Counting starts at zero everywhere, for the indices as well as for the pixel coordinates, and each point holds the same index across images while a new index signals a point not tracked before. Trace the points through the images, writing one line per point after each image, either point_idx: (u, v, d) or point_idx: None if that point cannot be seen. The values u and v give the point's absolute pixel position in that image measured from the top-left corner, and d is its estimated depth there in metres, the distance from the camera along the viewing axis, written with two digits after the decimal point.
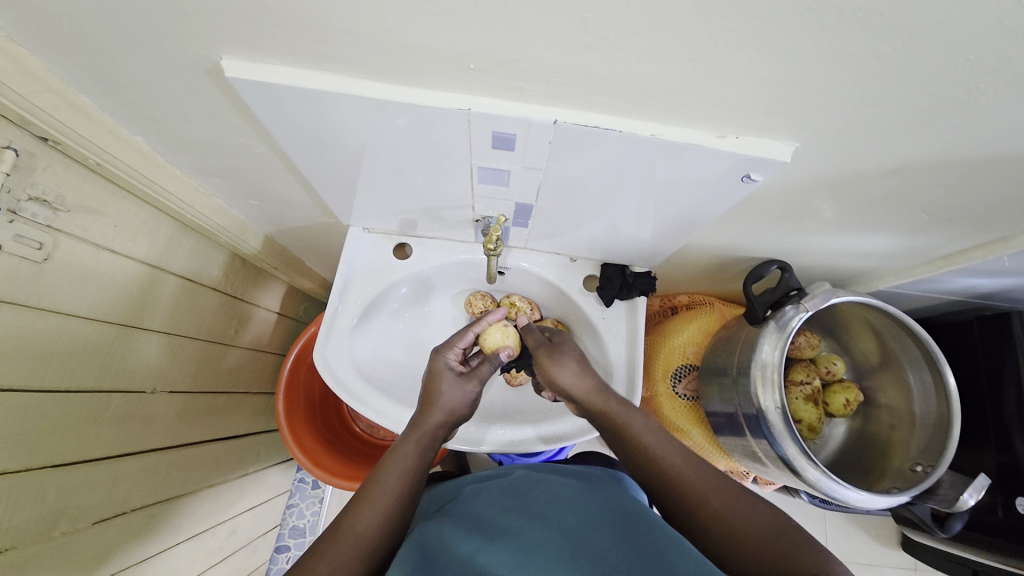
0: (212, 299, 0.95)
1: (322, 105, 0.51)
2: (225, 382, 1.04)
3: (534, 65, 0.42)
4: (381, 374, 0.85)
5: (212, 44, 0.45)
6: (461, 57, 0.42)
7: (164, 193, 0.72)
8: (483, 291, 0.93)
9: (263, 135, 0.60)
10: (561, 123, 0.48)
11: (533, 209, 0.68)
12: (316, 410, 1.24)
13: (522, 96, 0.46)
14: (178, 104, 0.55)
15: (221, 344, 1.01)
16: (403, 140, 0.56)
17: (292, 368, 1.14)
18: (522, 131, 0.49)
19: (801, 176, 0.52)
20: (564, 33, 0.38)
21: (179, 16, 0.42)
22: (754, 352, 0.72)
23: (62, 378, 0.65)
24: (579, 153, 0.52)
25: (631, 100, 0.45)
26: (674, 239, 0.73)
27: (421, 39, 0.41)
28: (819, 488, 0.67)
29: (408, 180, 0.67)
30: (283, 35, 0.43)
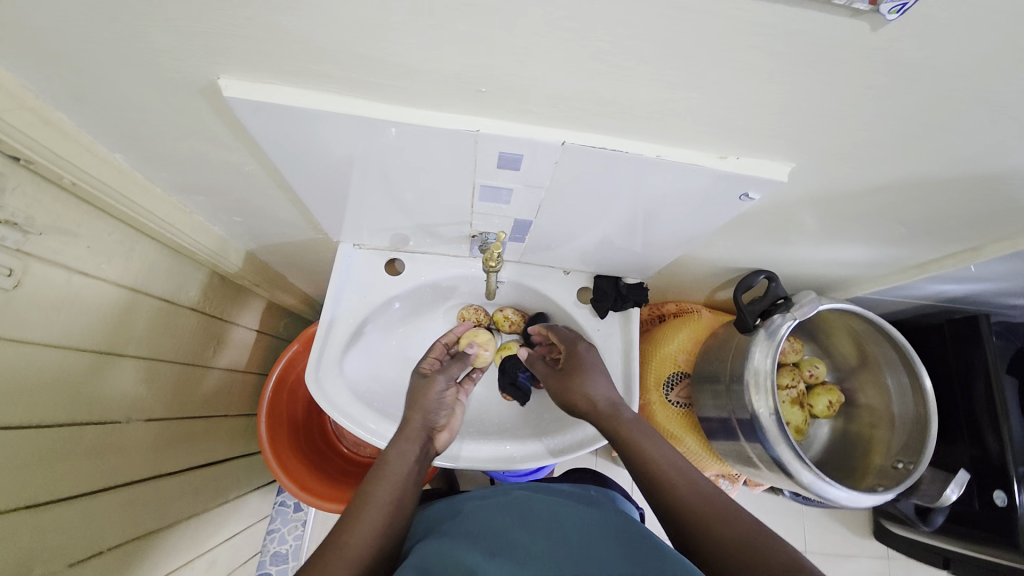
0: (189, 320, 0.91)
1: (325, 125, 0.50)
2: (203, 406, 0.99)
3: (545, 88, 0.42)
4: (376, 394, 0.83)
5: (210, 64, 0.44)
6: (473, 81, 0.43)
7: (143, 212, 0.69)
8: (476, 304, 0.93)
9: (256, 154, 0.58)
10: (569, 144, 0.48)
11: (532, 225, 0.69)
12: (299, 431, 1.19)
13: (531, 118, 0.47)
14: (166, 122, 0.53)
15: (199, 366, 0.96)
16: (406, 159, 0.55)
17: (275, 387, 1.09)
18: (529, 151, 0.50)
19: (793, 193, 0.55)
20: (580, 60, 0.38)
21: (179, 35, 0.40)
22: (746, 359, 0.74)
23: (32, 412, 0.60)
24: (584, 171, 0.53)
25: (637, 123, 0.46)
26: (668, 252, 0.75)
27: (434, 63, 0.41)
28: (811, 489, 0.70)
29: (406, 198, 0.66)
30: (290, 57, 0.42)
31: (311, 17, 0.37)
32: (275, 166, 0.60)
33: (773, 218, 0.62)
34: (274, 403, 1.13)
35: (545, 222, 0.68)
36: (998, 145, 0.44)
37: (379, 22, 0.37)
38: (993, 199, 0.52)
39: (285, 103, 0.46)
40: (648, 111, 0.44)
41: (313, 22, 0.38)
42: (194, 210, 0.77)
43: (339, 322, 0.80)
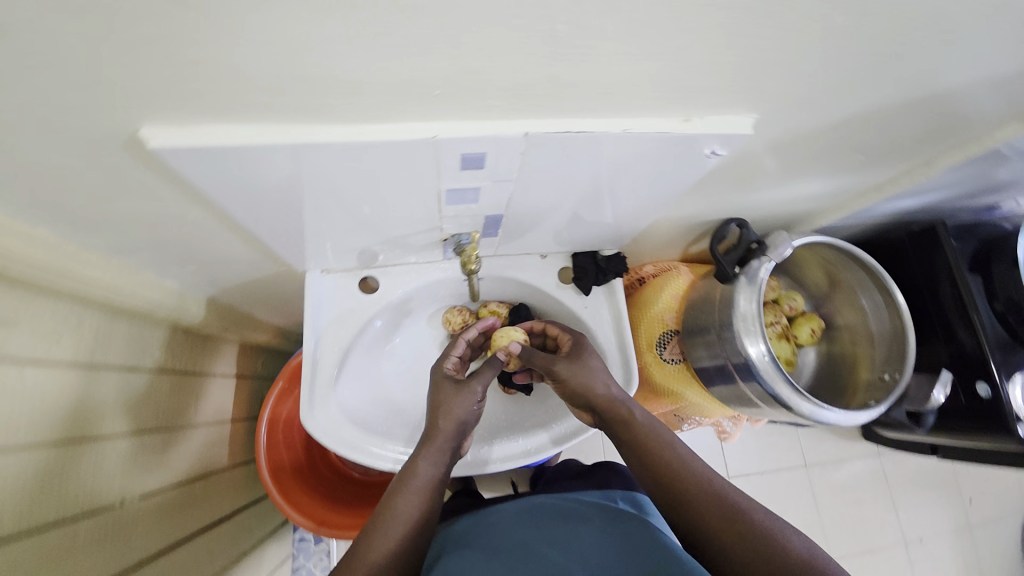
0: (160, 382, 0.85)
1: (271, 158, 0.46)
2: (197, 466, 0.94)
3: (503, 82, 0.40)
4: (377, 418, 0.81)
5: (130, 114, 0.39)
6: (425, 85, 0.40)
7: (86, 284, 0.63)
8: (460, 305, 0.91)
9: (199, 199, 0.53)
10: (533, 134, 0.47)
11: (505, 218, 0.67)
12: (304, 468, 1.15)
13: (491, 113, 0.45)
14: (90, 183, 0.47)
15: (182, 428, 0.91)
16: (363, 177, 0.52)
17: (267, 430, 1.05)
18: (494, 147, 0.48)
19: (757, 142, 0.55)
20: (535, 46, 0.36)
21: (88, 89, 0.36)
22: (732, 307, 0.76)
23: (19, 522, 0.55)
24: (552, 157, 0.52)
25: (599, 102, 0.44)
26: (640, 217, 0.75)
27: (381, 73, 0.38)
28: (811, 417, 0.73)
29: (368, 214, 0.63)
30: (221, 93, 0.38)
31: (239, 48, 0.34)
32: (224, 208, 0.56)
33: (739, 169, 0.63)
34: (270, 445, 1.08)
35: (517, 212, 0.66)
36: (945, 64, 0.45)
37: (316, 40, 0.34)
38: (940, 115, 0.54)
39: (225, 143, 0.43)
40: (610, 88, 0.43)
41: (241, 51, 0.34)
42: (141, 268, 0.72)
43: (323, 355, 0.77)
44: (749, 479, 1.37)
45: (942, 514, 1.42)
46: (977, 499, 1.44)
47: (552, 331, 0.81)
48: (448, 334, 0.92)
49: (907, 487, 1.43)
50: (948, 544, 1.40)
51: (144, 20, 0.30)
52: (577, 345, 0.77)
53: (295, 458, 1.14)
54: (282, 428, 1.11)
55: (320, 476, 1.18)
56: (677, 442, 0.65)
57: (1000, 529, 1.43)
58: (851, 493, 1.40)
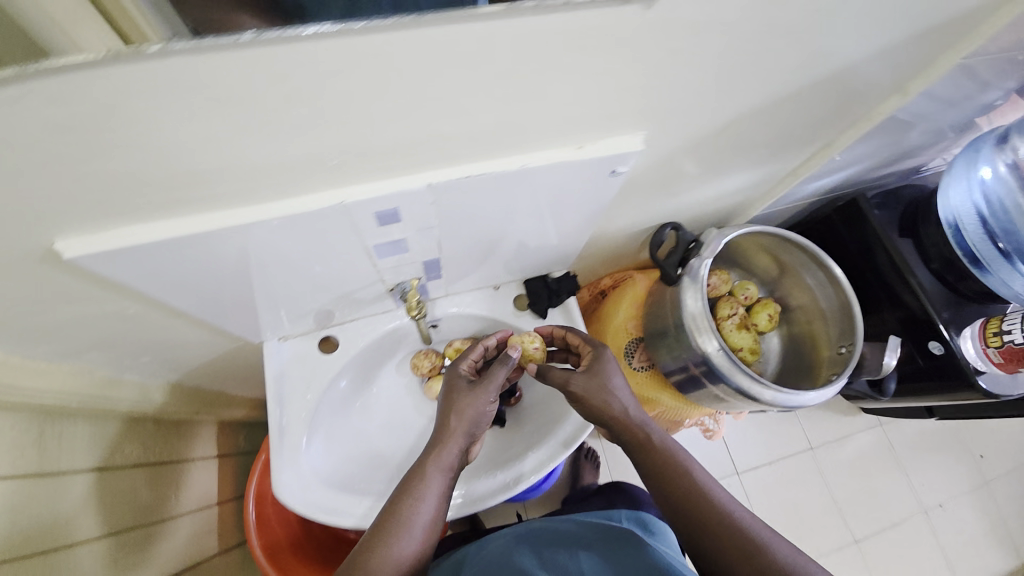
0: (134, 477, 0.84)
1: (189, 248, 0.48)
2: (183, 559, 0.92)
3: (393, 142, 0.43)
4: (352, 476, 0.80)
5: (44, 229, 0.41)
6: (318, 158, 0.42)
7: (38, 394, 0.63)
8: (426, 347, 0.90)
9: (135, 296, 0.55)
10: (436, 182, 0.49)
11: (442, 260, 0.69)
12: (300, 539, 1.12)
13: (394, 171, 0.47)
14: (20, 298, 0.49)
15: (163, 522, 0.89)
16: (287, 248, 0.54)
17: (255, 507, 1.04)
18: (406, 201, 0.50)
19: (659, 153, 0.58)
20: (410, 108, 0.39)
21: None
22: (681, 307, 0.78)
23: None
24: (468, 201, 0.54)
25: (495, 141, 0.48)
26: (577, 237, 0.78)
27: (273, 154, 0.40)
28: (777, 404, 0.74)
29: (307, 279, 0.65)
30: (129, 197, 0.40)
31: (127, 155, 0.36)
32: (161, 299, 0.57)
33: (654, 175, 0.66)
34: (260, 522, 1.06)
35: (455, 253, 0.68)
36: (802, 60, 0.49)
37: (206, 137, 0.36)
38: (820, 102, 0.58)
39: (141, 241, 0.44)
40: (498, 128, 0.46)
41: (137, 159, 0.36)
42: (98, 368, 0.72)
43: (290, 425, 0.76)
44: (758, 471, 1.35)
45: (947, 473, 1.42)
46: (987, 454, 1.46)
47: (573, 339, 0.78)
48: (418, 379, 0.92)
49: (908, 451, 1.43)
50: (964, 500, 1.40)
51: (29, 147, 0.33)
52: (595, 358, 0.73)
53: (290, 530, 1.11)
54: (271, 501, 1.09)
55: (319, 544, 1.15)
56: (693, 467, 0.66)
57: (1012, 480, 1.44)
58: (861, 467, 1.40)
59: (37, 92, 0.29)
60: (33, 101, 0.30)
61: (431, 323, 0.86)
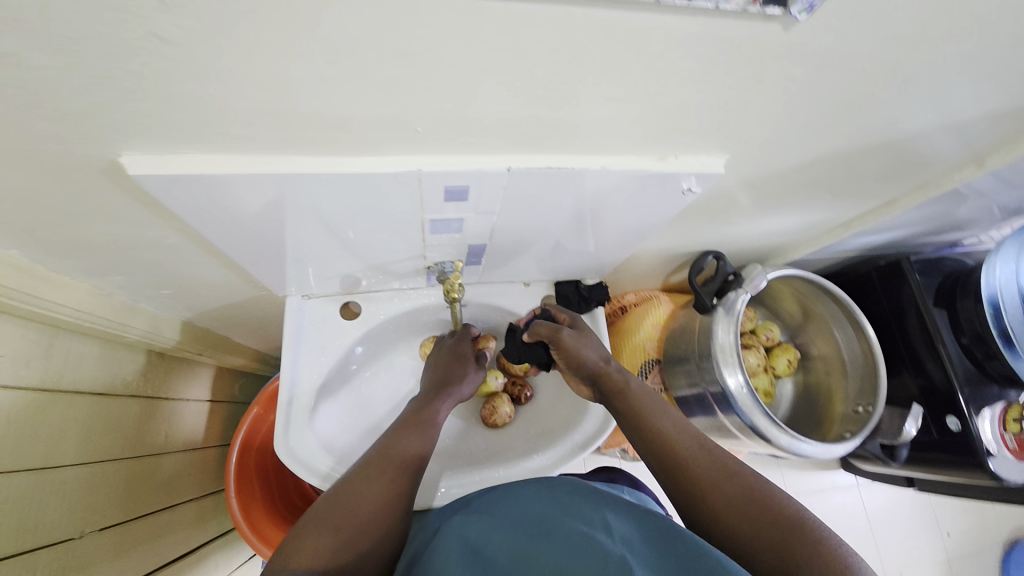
0: (127, 407, 0.69)
1: (620, 192, 0.47)
2: (165, 495, 0.78)
3: (835, 150, 0.46)
4: (468, 446, 0.72)
5: (236, 73, 0.27)
6: (820, 135, 0.43)
7: (53, 305, 0.52)
8: (630, 290, 0.89)
9: (259, 170, 0.36)
10: (856, 168, 0.51)
11: (729, 243, 0.70)
12: (286, 501, 0.97)
13: (808, 175, 0.51)
14: (94, 129, 0.31)
15: (151, 457, 0.74)
16: (668, 211, 0.55)
17: (240, 451, 0.87)
18: (782, 188, 0.54)
19: (990, 203, 0.62)
20: (940, 105, 0.41)
21: (535, 139, 0.38)
22: (892, 361, 0.78)
23: (25, 533, 0.52)
24: (803, 204, 0.59)
25: (890, 171, 0.52)
26: (820, 263, 0.80)
27: (796, 125, 0.41)
28: (930, 469, 0.75)
29: (593, 245, 0.63)
30: (454, 136, 0.36)
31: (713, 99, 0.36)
32: (296, 179, 0.38)
33: (926, 231, 0.71)
34: (244, 472, 0.89)
35: (728, 248, 0.71)
36: None
37: (766, 113, 0.38)
38: None
39: (393, 171, 0.38)
40: (903, 160, 0.51)
41: (704, 115, 0.37)
42: (115, 290, 0.59)
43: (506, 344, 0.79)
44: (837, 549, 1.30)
45: None
46: None
47: (823, 347, 0.79)
48: (610, 321, 0.89)
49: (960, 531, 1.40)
50: None
51: (672, 89, 0.33)
52: (840, 364, 0.77)
53: (263, 468, 0.95)
54: (257, 458, 0.92)
55: None
56: (972, 473, 0.69)
57: None
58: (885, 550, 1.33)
59: (479, 10, 0.25)
60: (612, 33, 0.27)
61: (645, 293, 0.87)
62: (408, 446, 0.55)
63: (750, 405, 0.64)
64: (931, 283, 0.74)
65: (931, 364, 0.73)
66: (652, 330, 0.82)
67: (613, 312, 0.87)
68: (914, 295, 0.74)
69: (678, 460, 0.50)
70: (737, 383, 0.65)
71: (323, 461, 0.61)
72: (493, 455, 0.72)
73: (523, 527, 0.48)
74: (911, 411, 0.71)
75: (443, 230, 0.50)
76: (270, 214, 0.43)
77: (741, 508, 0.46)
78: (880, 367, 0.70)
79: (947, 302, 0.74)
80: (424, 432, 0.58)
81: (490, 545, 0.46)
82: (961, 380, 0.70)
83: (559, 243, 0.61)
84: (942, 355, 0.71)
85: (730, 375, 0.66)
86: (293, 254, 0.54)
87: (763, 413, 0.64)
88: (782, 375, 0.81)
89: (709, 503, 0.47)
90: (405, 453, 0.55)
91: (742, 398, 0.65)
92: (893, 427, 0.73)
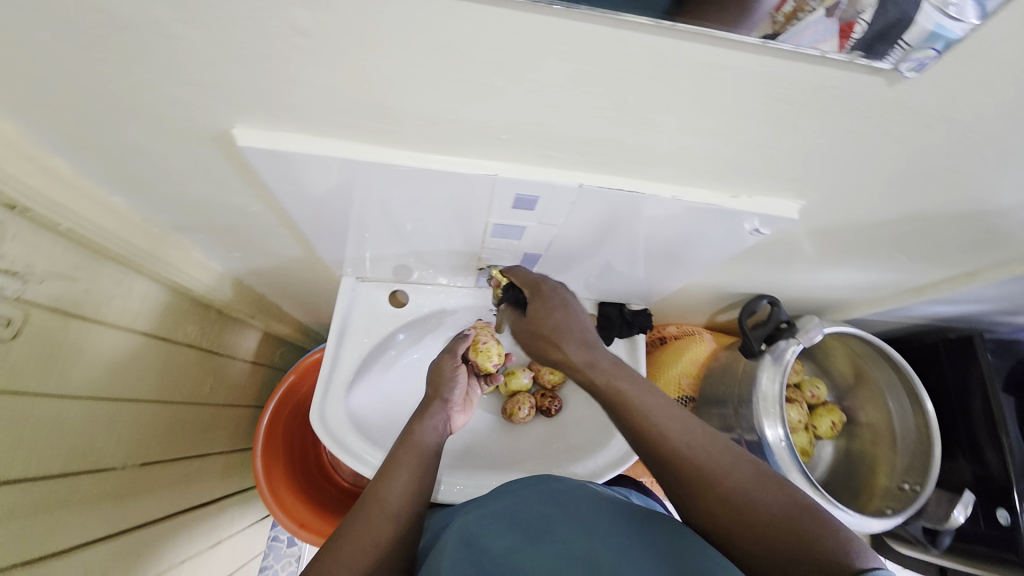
0: (183, 355, 0.74)
1: (687, 222, 0.47)
2: (200, 443, 0.82)
3: (919, 211, 0.44)
4: (492, 449, 0.73)
5: (348, 65, 0.29)
6: (906, 193, 0.41)
7: (140, 252, 0.56)
8: (674, 322, 0.88)
9: (346, 155, 0.39)
10: (938, 232, 0.48)
11: (786, 291, 0.68)
12: (307, 470, 1.00)
13: (883, 233, 0.49)
14: (213, 100, 0.34)
15: (194, 406, 0.79)
16: (730, 249, 0.54)
17: (272, 414, 0.91)
18: (854, 243, 0.52)
19: None
20: None
21: (610, 160, 0.38)
22: (948, 442, 0.73)
23: (77, 453, 0.56)
24: (872, 262, 0.56)
25: (975, 241, 0.49)
26: (881, 325, 0.76)
27: (881, 181, 0.40)
28: (969, 565, 0.69)
29: (646, 271, 0.63)
30: (533, 148, 0.37)
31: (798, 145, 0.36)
32: (377, 168, 0.40)
33: (1006, 310, 0.66)
34: (272, 434, 0.94)
35: (784, 295, 0.68)
36: None
37: (851, 165, 0.37)
38: None
39: (470, 173, 0.40)
40: (992, 232, 0.48)
41: (785, 159, 0.37)
42: (193, 247, 0.64)
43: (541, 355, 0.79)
44: None
45: None
46: None
47: (872, 415, 0.75)
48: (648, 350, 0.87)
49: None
50: None
51: (758, 130, 0.33)
52: (890, 435, 0.72)
53: (291, 435, 0.99)
54: (286, 425, 0.96)
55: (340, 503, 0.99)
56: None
57: None
58: None
59: (583, 33, 0.26)
60: (708, 68, 0.28)
61: (690, 327, 0.85)
62: (398, 501, 0.52)
63: (789, 461, 0.61)
64: (1003, 367, 0.69)
65: (989, 453, 0.68)
66: (690, 366, 0.80)
67: (653, 341, 0.86)
68: (981, 376, 0.69)
69: (668, 454, 0.45)
70: (777, 435, 0.63)
71: (350, 437, 0.63)
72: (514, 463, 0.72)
73: (523, 529, 0.48)
74: (963, 498, 0.66)
75: (503, 235, 0.52)
76: (347, 196, 0.46)
77: (742, 509, 0.41)
78: (935, 449, 0.65)
79: (1019, 389, 0.68)
80: (415, 478, 0.55)
81: (490, 543, 0.46)
82: (1019, 473, 0.65)
83: (612, 264, 0.61)
84: (1003, 444, 0.66)
85: (770, 425, 0.63)
86: (357, 236, 0.57)
87: (801, 470, 0.61)
88: (822, 437, 0.77)
89: (705, 500, 0.43)
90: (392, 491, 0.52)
91: (779, 452, 0.62)
92: (941, 512, 0.68)
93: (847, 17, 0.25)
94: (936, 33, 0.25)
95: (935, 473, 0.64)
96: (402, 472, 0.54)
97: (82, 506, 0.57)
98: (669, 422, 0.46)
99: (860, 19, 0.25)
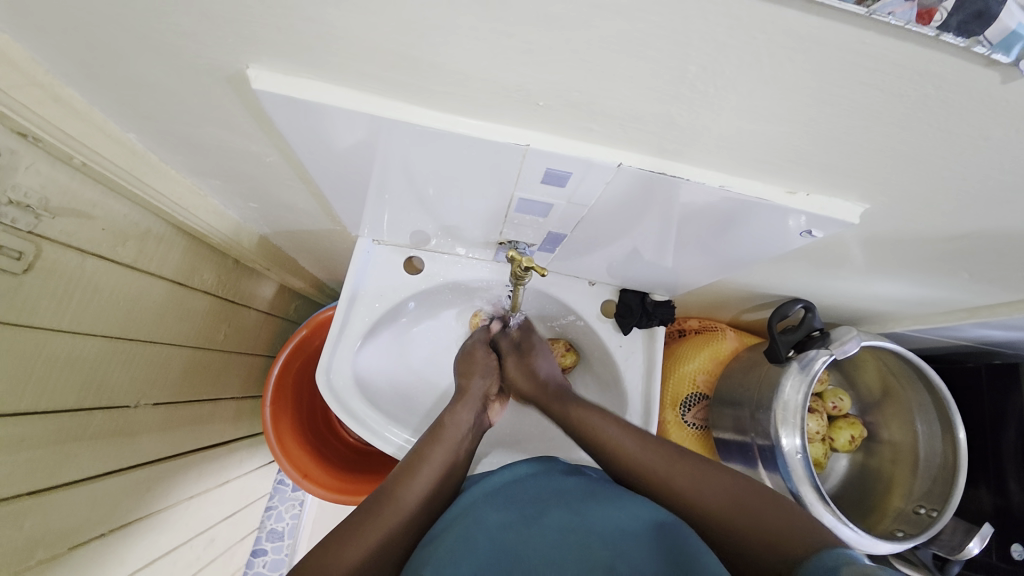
0: (198, 301, 0.74)
1: (733, 215, 0.43)
2: (212, 388, 0.83)
3: (996, 229, 0.39)
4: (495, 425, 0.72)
5: (376, 8, 0.26)
6: (988, 207, 0.37)
7: (156, 193, 0.55)
8: (697, 317, 0.84)
9: (368, 110, 0.35)
10: (1013, 253, 0.43)
11: (825, 297, 0.63)
12: (314, 423, 1.02)
13: (946, 248, 0.44)
14: (227, 36, 0.31)
15: (208, 351, 0.80)
16: (774, 249, 0.50)
17: (282, 366, 0.91)
18: (912, 256, 0.47)
19: None
20: None
21: (657, 140, 0.34)
22: (974, 470, 0.69)
23: (90, 389, 0.56)
24: (927, 277, 0.51)
25: None
26: (920, 343, 0.71)
27: (963, 192, 0.35)
28: None
29: (678, 262, 0.59)
30: (574, 119, 0.33)
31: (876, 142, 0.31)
32: (400, 127, 0.37)
33: None
34: (281, 386, 0.95)
35: (821, 300, 0.64)
36: None
37: (932, 169, 0.33)
38: None
39: (502, 142, 0.36)
40: None
41: (859, 156, 0.32)
42: (210, 192, 0.62)
43: (556, 336, 0.77)
44: None
45: None
46: None
47: (895, 433, 0.72)
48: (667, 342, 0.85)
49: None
50: None
51: (836, 119, 0.29)
52: (912, 456, 0.69)
53: (300, 388, 1.00)
54: (296, 377, 0.97)
55: (344, 458, 1.01)
56: None
57: None
58: None
59: None
60: (791, 40, 0.23)
61: (714, 323, 0.82)
62: (415, 491, 0.51)
63: (800, 472, 0.59)
64: None
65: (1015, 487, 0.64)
66: (708, 363, 0.77)
67: (672, 333, 0.83)
68: (1021, 407, 0.64)
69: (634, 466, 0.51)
70: (792, 444, 0.60)
71: (353, 401, 0.64)
72: (517, 442, 0.71)
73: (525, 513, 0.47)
74: (980, 530, 0.63)
75: (529, 211, 0.48)
76: (368, 154, 0.43)
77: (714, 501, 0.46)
78: (960, 476, 0.62)
79: None
80: (435, 474, 0.53)
81: (490, 522, 0.45)
82: None
83: (642, 250, 0.57)
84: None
85: (785, 434, 0.60)
86: (377, 196, 0.54)
87: (813, 484, 0.58)
88: (838, 450, 0.74)
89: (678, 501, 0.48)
90: (409, 480, 0.51)
91: (793, 463, 0.59)
92: (953, 542, 0.64)
93: (927, 2, 0.21)
94: (1019, 32, 0.21)
95: (957, 501, 0.61)
96: (421, 465, 0.53)
97: (92, 441, 0.58)
98: (638, 445, 0.52)
99: (940, 7, 0.21)
